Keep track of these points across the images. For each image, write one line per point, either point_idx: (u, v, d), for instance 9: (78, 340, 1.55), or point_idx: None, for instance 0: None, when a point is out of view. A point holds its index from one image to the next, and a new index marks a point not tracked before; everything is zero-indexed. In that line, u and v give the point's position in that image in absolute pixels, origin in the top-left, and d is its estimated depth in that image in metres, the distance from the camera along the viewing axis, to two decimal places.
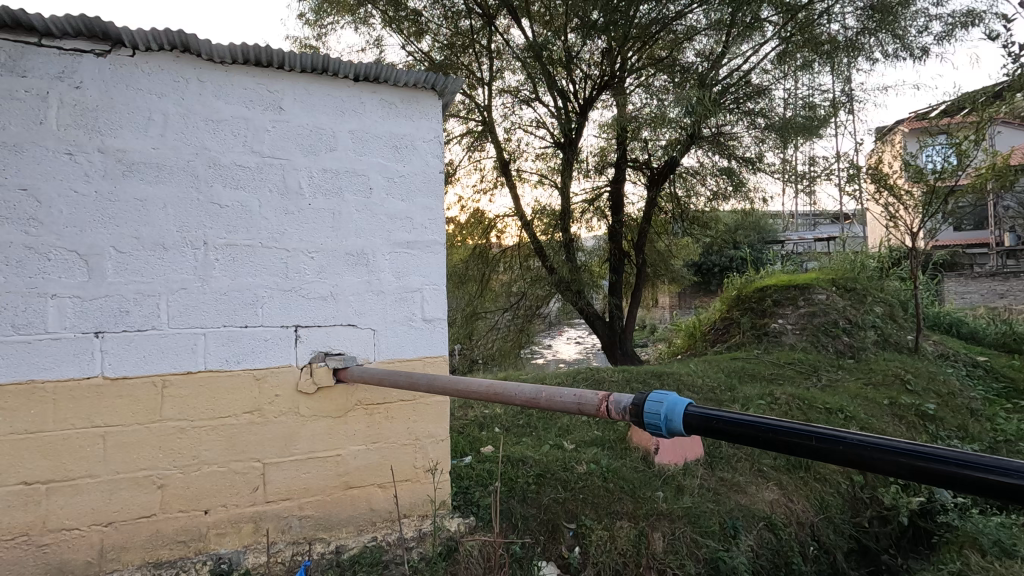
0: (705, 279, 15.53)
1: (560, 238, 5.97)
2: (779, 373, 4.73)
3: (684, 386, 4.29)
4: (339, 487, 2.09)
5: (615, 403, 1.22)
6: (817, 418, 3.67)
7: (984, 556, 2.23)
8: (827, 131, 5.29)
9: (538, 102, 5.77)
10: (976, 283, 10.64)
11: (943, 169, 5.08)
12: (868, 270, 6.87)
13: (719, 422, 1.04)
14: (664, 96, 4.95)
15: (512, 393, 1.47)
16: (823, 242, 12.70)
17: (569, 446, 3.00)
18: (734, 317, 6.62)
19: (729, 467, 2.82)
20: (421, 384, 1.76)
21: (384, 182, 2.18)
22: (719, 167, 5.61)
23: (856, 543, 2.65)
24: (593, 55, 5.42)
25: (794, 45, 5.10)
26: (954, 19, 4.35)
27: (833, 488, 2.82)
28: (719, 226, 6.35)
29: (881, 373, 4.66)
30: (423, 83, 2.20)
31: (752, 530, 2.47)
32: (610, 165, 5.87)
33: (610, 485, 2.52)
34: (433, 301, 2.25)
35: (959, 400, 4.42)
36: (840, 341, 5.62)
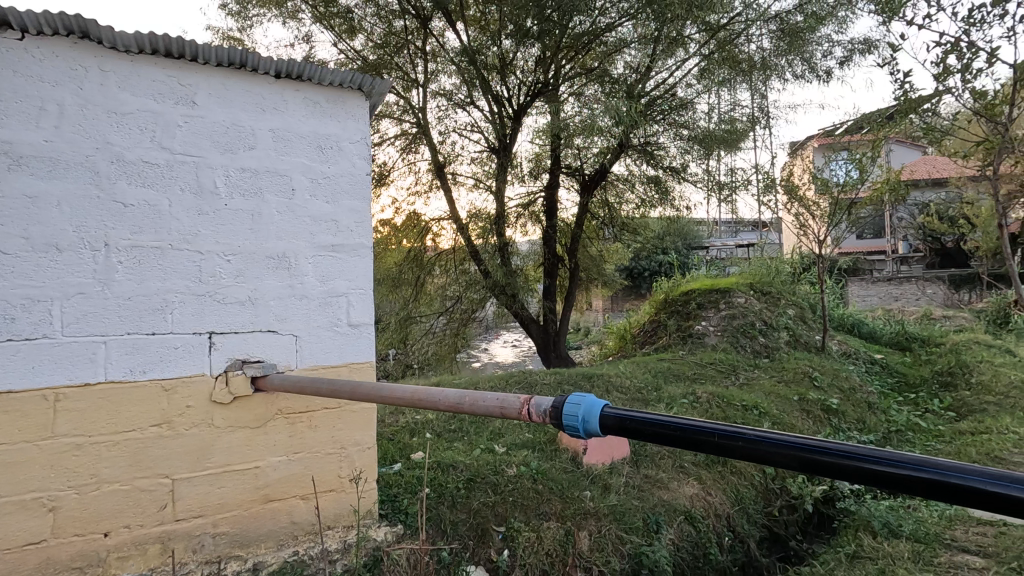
0: (637, 282, 16.11)
1: (495, 242, 5.98)
2: (702, 373, 4.97)
3: (613, 387, 4.43)
4: (258, 500, 1.99)
5: (535, 406, 1.23)
6: (734, 415, 3.89)
7: (875, 537, 2.45)
8: (746, 144, 5.61)
9: (473, 106, 5.78)
10: (875, 287, 11.68)
11: (845, 182, 5.52)
12: (782, 275, 7.37)
13: (634, 422, 1.08)
14: (594, 104, 5.08)
15: (436, 398, 1.46)
16: (743, 248, 13.49)
17: (500, 449, 3.02)
18: (662, 320, 6.91)
19: (653, 463, 2.93)
20: (343, 391, 1.71)
21: (308, 183, 2.11)
22: (647, 176, 5.86)
23: (767, 532, 2.84)
24: (527, 63, 5.51)
25: (714, 62, 5.39)
26: (853, 46, 4.75)
27: (748, 481, 2.99)
28: (648, 232, 6.61)
29: (792, 371, 5.01)
30: (350, 83, 2.16)
31: (673, 524, 2.58)
32: (544, 171, 5.97)
33: (539, 487, 2.56)
34: (359, 306, 2.21)
35: (859, 394, 4.82)
36: (756, 341, 5.99)
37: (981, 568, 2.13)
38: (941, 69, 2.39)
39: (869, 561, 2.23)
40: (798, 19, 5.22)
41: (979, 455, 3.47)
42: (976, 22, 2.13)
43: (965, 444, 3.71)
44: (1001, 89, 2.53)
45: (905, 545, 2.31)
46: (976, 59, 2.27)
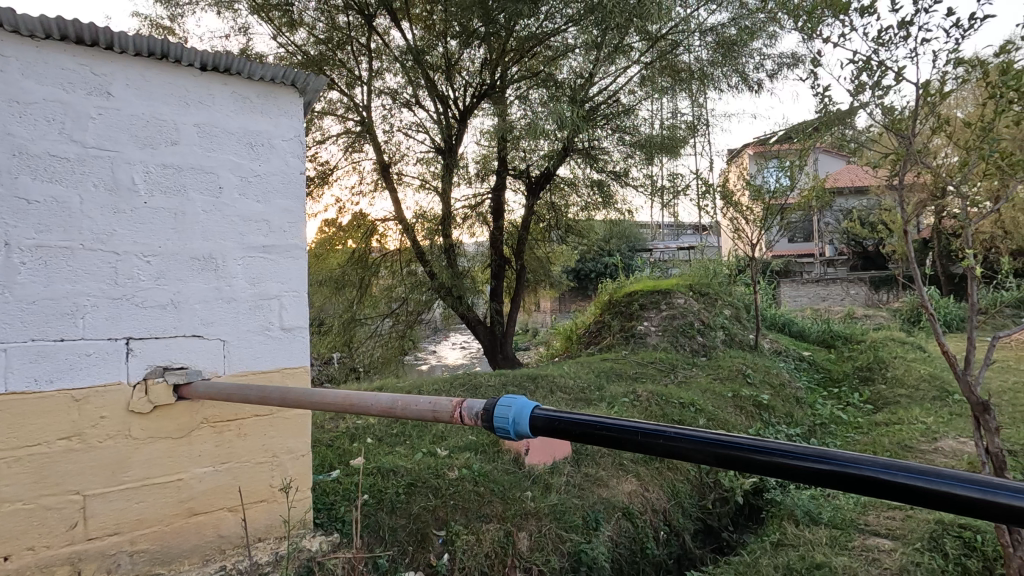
0: (584, 284, 16.42)
1: (441, 243, 5.88)
2: (642, 372, 5.11)
3: (556, 387, 4.49)
4: (181, 515, 1.90)
5: (468, 409, 1.23)
6: (672, 411, 4.01)
7: (797, 525, 2.58)
8: (686, 150, 5.78)
9: (418, 106, 5.71)
10: (804, 288, 12.29)
11: (776, 189, 5.92)
12: (719, 276, 7.68)
13: (563, 423, 1.10)
14: (538, 107, 5.12)
15: (368, 403, 1.44)
16: (684, 251, 13.99)
17: (441, 452, 3.00)
18: (606, 320, 7.06)
19: (593, 462, 2.99)
20: (273, 398, 1.65)
21: (237, 181, 2.03)
22: (591, 180, 5.98)
23: (701, 524, 2.94)
24: (473, 63, 5.54)
25: (654, 70, 5.58)
26: (781, 60, 5.02)
27: (684, 475, 3.09)
28: (593, 235, 6.78)
29: (727, 369, 5.24)
30: (282, 79, 2.09)
31: (611, 520, 2.63)
32: (492, 173, 5.98)
33: (480, 489, 2.57)
34: (293, 309, 2.15)
35: (788, 390, 5.09)
36: (695, 341, 6.22)
37: (889, 549, 2.30)
38: (856, 85, 2.55)
39: (792, 547, 2.36)
40: (732, 31, 5.43)
41: (891, 444, 3.74)
42: (884, 42, 2.29)
43: (880, 435, 3.98)
44: (906, 106, 2.75)
45: (823, 531, 2.46)
46: (884, 77, 2.44)
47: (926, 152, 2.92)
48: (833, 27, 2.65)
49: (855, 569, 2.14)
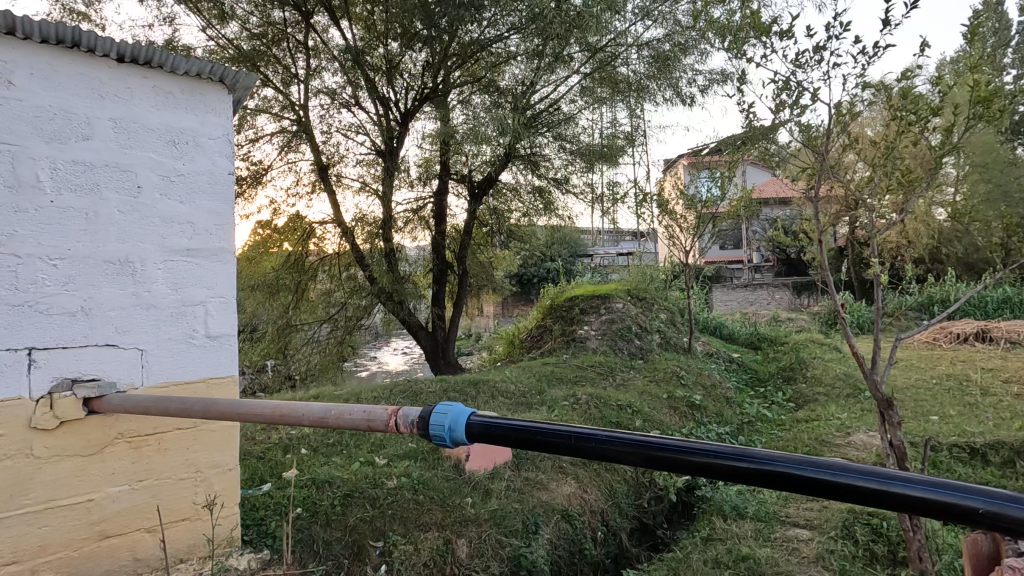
0: (526, 288, 16.56)
1: (382, 247, 5.75)
2: (582, 375, 5.22)
3: (497, 392, 4.50)
4: (92, 538, 1.76)
5: (403, 418, 1.22)
6: (610, 413, 4.11)
7: (726, 519, 2.71)
8: (624, 159, 5.96)
9: (358, 107, 5.58)
10: (734, 293, 12.92)
11: (707, 198, 6.21)
12: (656, 282, 7.96)
13: (498, 430, 1.10)
14: (480, 113, 5.13)
15: (299, 414, 1.39)
16: (623, 257, 14.41)
17: (380, 461, 2.94)
18: (548, 325, 7.15)
19: (533, 466, 3.02)
20: (195, 410, 1.57)
21: (158, 181, 1.92)
22: (533, 186, 6.04)
23: (637, 523, 3.03)
24: (415, 66, 5.49)
25: (594, 81, 5.74)
26: (712, 76, 5.27)
27: (620, 476, 3.17)
28: (535, 240, 6.85)
29: (662, 371, 5.43)
30: (209, 75, 2.00)
31: (551, 523, 2.66)
32: (434, 177, 5.93)
33: (419, 497, 2.53)
34: (219, 316, 2.05)
35: (719, 390, 5.34)
36: (633, 344, 6.40)
37: (807, 539, 2.46)
38: (777, 104, 2.72)
39: (720, 541, 2.47)
40: (666, 47, 5.61)
41: (810, 440, 3.99)
42: (802, 65, 2.45)
43: (800, 431, 4.25)
44: (822, 124, 2.95)
45: (749, 525, 2.59)
46: (801, 98, 2.62)
47: (839, 167, 3.15)
48: (757, 48, 2.81)
49: (776, 559, 2.26)
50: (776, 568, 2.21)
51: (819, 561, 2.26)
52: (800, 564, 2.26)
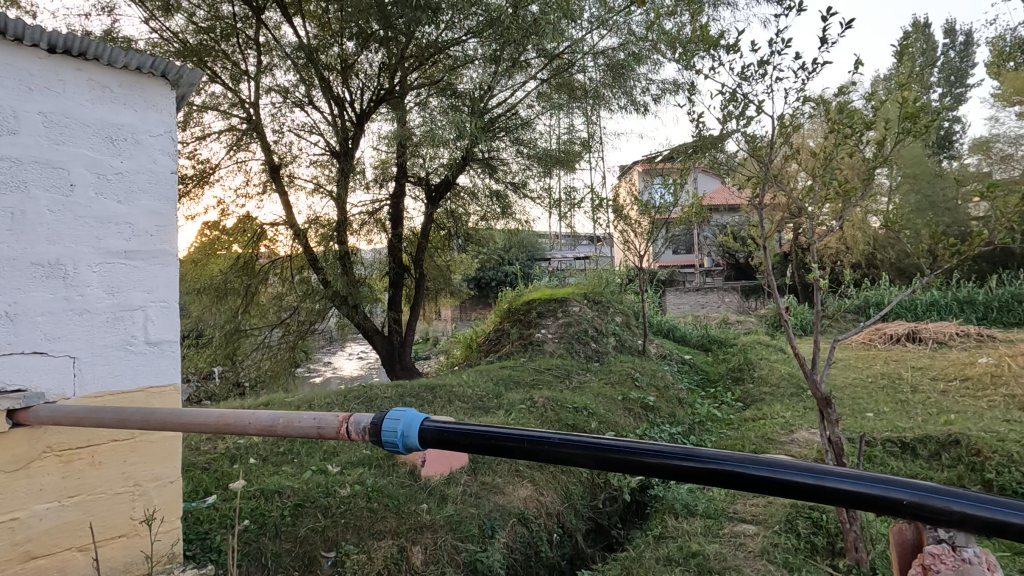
0: (484, 292, 16.56)
1: (337, 249, 5.62)
2: (539, 378, 5.25)
3: (454, 397, 4.47)
4: (16, 560, 1.65)
5: (355, 424, 1.20)
6: (566, 416, 4.15)
7: (677, 517, 2.79)
8: (580, 164, 6.06)
9: (311, 107, 5.45)
10: (686, 296, 13.31)
11: (660, 204, 6.37)
12: (612, 285, 8.11)
13: (451, 434, 1.09)
14: (437, 115, 5.10)
15: (245, 423, 1.35)
16: (580, 261, 14.62)
17: (333, 469, 2.87)
18: (505, 329, 7.16)
19: (490, 470, 3.02)
20: (133, 421, 1.49)
21: (94, 179, 1.82)
22: (491, 190, 6.06)
23: (592, 524, 3.07)
24: (371, 67, 5.43)
25: (551, 87, 5.81)
26: (665, 85, 5.42)
27: (576, 478, 3.20)
28: (493, 244, 6.85)
29: (617, 373, 5.54)
30: (150, 69, 1.92)
31: (507, 527, 2.66)
32: (391, 179, 5.86)
33: (374, 505, 2.49)
34: (160, 322, 1.96)
35: (671, 391, 5.47)
36: (589, 347, 6.49)
37: (753, 534, 2.55)
38: (726, 114, 2.82)
39: (671, 539, 2.53)
40: (621, 55, 5.72)
41: (757, 438, 4.15)
42: (748, 78, 2.56)
43: (748, 429, 4.41)
44: (766, 135, 3.08)
45: (698, 522, 2.66)
46: (746, 110, 2.74)
47: (782, 177, 3.30)
48: (706, 60, 2.92)
49: (723, 554, 2.34)
50: (724, 563, 2.28)
51: (763, 554, 2.35)
52: (745, 558, 2.34)
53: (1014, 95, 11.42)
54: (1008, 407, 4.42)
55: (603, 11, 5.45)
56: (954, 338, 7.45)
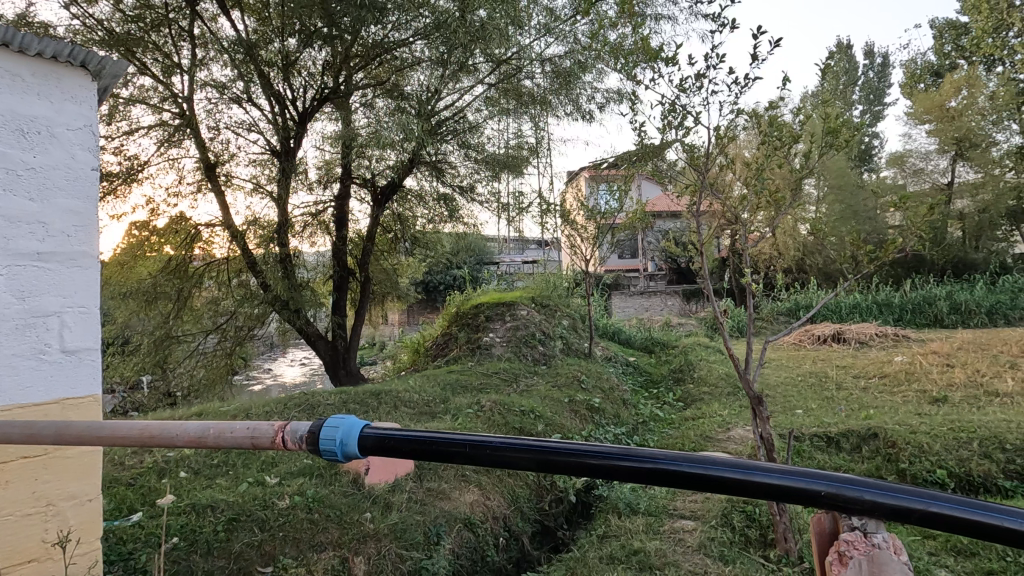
0: (432, 296, 16.41)
1: (277, 252, 5.42)
2: (487, 382, 5.24)
3: (400, 402, 4.40)
4: None
5: (292, 433, 1.16)
6: (513, 419, 4.15)
7: (620, 515, 2.85)
8: (527, 169, 6.13)
9: (249, 104, 5.26)
10: (631, 300, 13.66)
11: (606, 210, 6.52)
12: (559, 289, 8.22)
13: (392, 441, 1.07)
14: (382, 117, 5.02)
15: (172, 435, 1.28)
16: (529, 265, 14.75)
17: (271, 480, 2.76)
18: (453, 333, 7.12)
19: (435, 476, 2.98)
20: (45, 436, 1.38)
21: (2, 174, 1.68)
22: (438, 193, 6.01)
23: (539, 526, 3.09)
24: (315, 65, 5.26)
25: (498, 92, 5.82)
26: (609, 94, 5.55)
27: (522, 481, 3.22)
28: (440, 248, 6.80)
29: (564, 376, 5.60)
30: (68, 58, 1.80)
31: (453, 533, 2.64)
32: (335, 180, 5.71)
33: (314, 516, 2.42)
34: (77, 329, 1.83)
35: (616, 393, 5.60)
36: (536, 350, 6.55)
37: (691, 529, 2.64)
38: (665, 124, 2.92)
39: (614, 538, 2.59)
40: (567, 63, 5.81)
41: (696, 436, 4.30)
42: (687, 90, 2.66)
43: (688, 428, 4.57)
44: (703, 146, 3.22)
45: (640, 520, 2.74)
46: (683, 121, 2.85)
47: (718, 185, 3.45)
48: (647, 71, 3.03)
49: (664, 550, 2.41)
50: (664, 559, 2.35)
51: (701, 548, 2.44)
52: (684, 552, 2.42)
53: (924, 115, 12.43)
54: (919, 401, 4.79)
55: (549, 19, 5.53)
56: (874, 338, 8.00)
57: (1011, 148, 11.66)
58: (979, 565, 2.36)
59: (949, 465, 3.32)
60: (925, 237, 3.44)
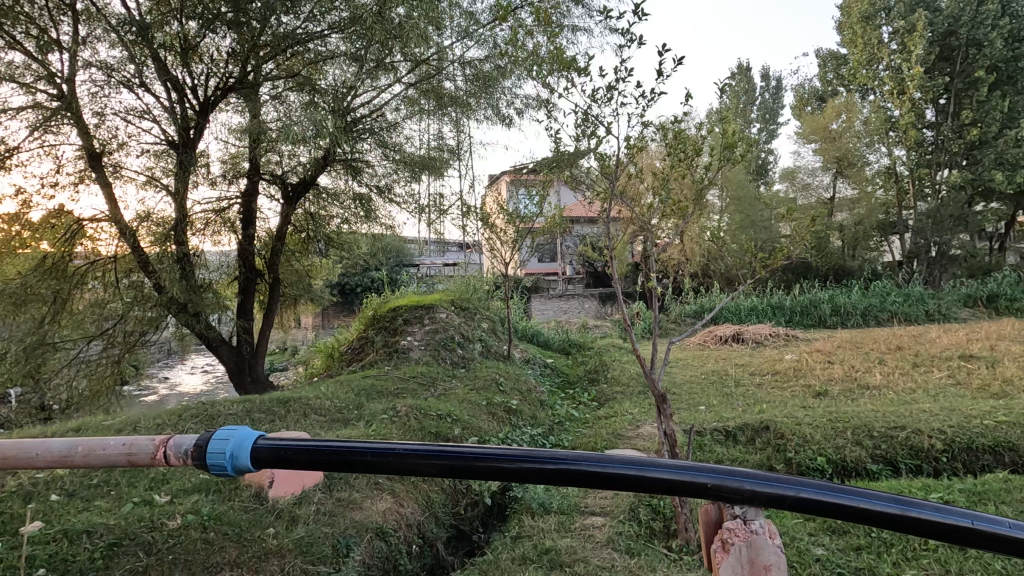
0: (349, 298, 15.89)
1: (174, 251, 5.01)
2: (404, 387, 5.14)
3: (310, 410, 4.21)
4: None
5: (174, 448, 1.09)
6: (429, 424, 4.09)
7: (534, 515, 2.89)
8: (447, 172, 6.10)
9: (143, 89, 4.82)
10: (550, 303, 13.95)
11: (526, 215, 6.62)
12: (478, 292, 8.22)
13: (288, 452, 1.02)
14: (294, 112, 4.80)
15: (32, 454, 1.16)
16: (449, 268, 14.67)
17: (161, 498, 2.54)
18: (369, 337, 6.92)
19: (346, 485, 2.88)
20: None
21: None
22: (353, 193, 5.83)
23: (453, 531, 3.07)
24: (218, 52, 4.95)
25: (417, 92, 5.73)
26: (528, 100, 5.64)
27: (437, 486, 3.19)
28: (357, 249, 6.58)
29: (482, 379, 5.61)
30: None
31: (364, 543, 2.55)
32: (242, 175, 5.38)
33: (209, 535, 2.26)
34: None
35: (533, 394, 5.69)
36: (455, 353, 6.51)
37: (601, 525, 2.73)
38: (581, 133, 3.00)
39: (527, 538, 2.62)
40: (487, 67, 5.81)
41: (608, 434, 4.46)
42: (599, 101, 2.75)
43: (601, 427, 4.74)
44: (615, 156, 3.36)
45: (553, 518, 2.79)
46: (596, 129, 2.95)
47: (628, 193, 3.60)
48: (560, 80, 3.12)
49: (574, 548, 2.47)
50: (573, 556, 2.40)
51: (609, 543, 2.53)
52: (594, 548, 2.50)
53: (810, 135, 13.69)
54: (805, 395, 5.27)
55: (468, 22, 5.51)
56: (768, 338, 8.69)
57: (881, 168, 13.13)
58: (850, 541, 2.61)
59: (828, 453, 3.68)
60: (809, 246, 3.78)
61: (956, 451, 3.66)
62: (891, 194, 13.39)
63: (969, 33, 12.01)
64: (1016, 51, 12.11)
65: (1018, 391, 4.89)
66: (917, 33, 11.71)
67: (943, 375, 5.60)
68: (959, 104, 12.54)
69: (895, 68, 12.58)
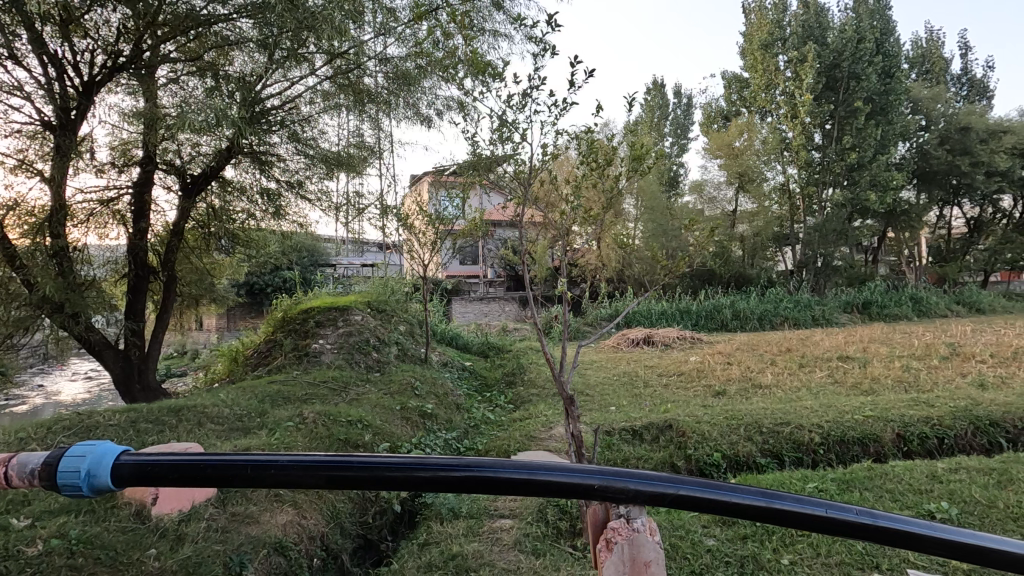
0: (259, 299, 15.04)
1: (50, 245, 4.52)
2: (314, 393, 4.91)
3: (206, 419, 3.92)
4: None
5: (18, 467, 0.97)
6: (338, 430, 3.93)
7: (442, 521, 2.86)
8: (364, 170, 5.96)
9: (12, 62, 4.30)
10: (471, 305, 13.93)
11: (445, 216, 6.55)
12: (395, 293, 8.04)
13: (154, 467, 0.93)
14: (194, 98, 4.44)
15: None
16: (368, 268, 14.27)
17: (20, 522, 2.27)
18: (277, 339, 6.57)
19: (242, 498, 2.71)
20: None
21: None
22: (262, 189, 5.55)
23: (360, 540, 2.97)
24: (105, 28, 4.51)
25: (335, 85, 5.49)
26: (447, 101, 5.59)
27: (343, 495, 3.07)
28: (265, 247, 6.23)
29: (397, 383, 5.49)
30: None
31: (260, 559, 2.40)
32: (135, 164, 4.92)
33: (77, 561, 2.05)
34: None
35: (449, 398, 5.65)
36: (370, 357, 6.31)
37: (509, 527, 2.76)
38: (497, 137, 3.01)
39: (434, 545, 2.59)
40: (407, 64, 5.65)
41: (521, 436, 4.51)
42: (513, 106, 2.79)
43: (515, 429, 4.79)
44: (529, 163, 3.42)
45: (461, 523, 2.78)
46: (512, 133, 2.96)
47: (543, 199, 3.66)
48: (477, 83, 3.12)
49: (480, 552, 2.48)
50: (480, 560, 2.41)
51: (516, 544, 2.56)
52: (500, 551, 2.52)
53: (715, 151, 14.67)
54: (706, 395, 5.61)
55: (387, 18, 5.36)
56: (675, 340, 9.18)
57: (777, 184, 14.29)
58: (737, 531, 2.81)
59: (723, 449, 3.95)
60: (708, 255, 4.02)
61: (831, 443, 4.03)
62: (784, 209, 14.62)
63: (849, 67, 13.35)
64: (887, 86, 13.60)
65: (884, 388, 5.48)
66: (808, 63, 12.84)
67: (823, 375, 6.17)
68: (841, 130, 13.91)
69: (789, 94, 13.74)
